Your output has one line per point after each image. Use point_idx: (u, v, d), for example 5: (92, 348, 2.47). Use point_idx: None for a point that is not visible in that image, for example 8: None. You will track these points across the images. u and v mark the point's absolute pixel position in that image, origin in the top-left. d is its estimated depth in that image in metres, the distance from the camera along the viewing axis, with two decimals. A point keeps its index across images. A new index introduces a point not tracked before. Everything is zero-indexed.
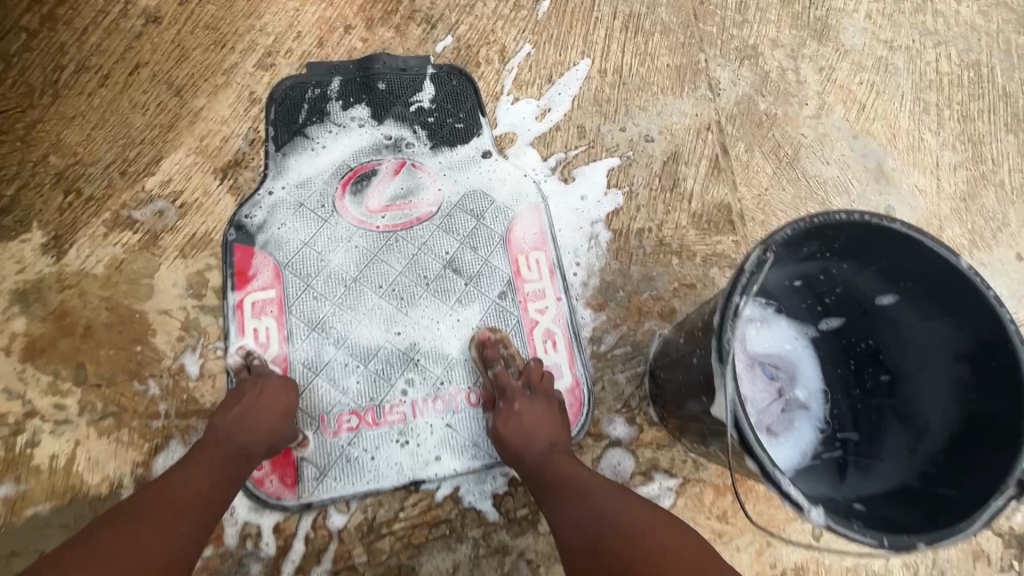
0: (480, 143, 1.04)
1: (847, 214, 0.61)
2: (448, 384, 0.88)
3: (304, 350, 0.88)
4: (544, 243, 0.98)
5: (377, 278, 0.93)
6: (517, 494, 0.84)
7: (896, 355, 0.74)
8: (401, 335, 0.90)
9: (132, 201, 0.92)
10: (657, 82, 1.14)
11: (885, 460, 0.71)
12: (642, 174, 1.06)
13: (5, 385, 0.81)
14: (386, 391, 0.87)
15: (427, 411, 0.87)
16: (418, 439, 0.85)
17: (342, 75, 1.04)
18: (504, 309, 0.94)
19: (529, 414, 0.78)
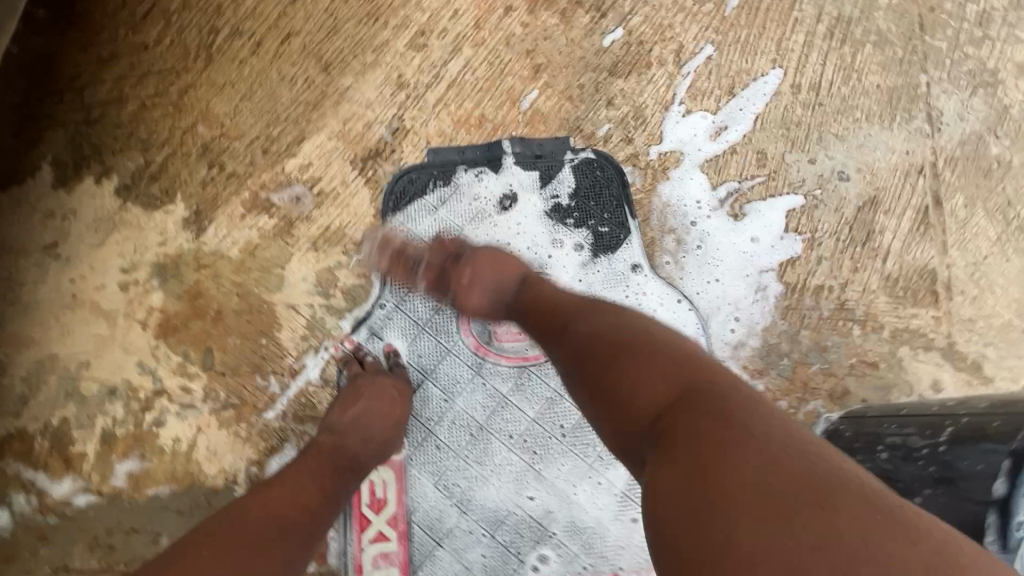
0: (629, 254, 0.87)
1: None
2: (575, 507, 0.77)
3: (421, 447, 0.78)
4: None
5: (508, 426, 0.79)
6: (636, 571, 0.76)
7: None
8: (532, 501, 0.77)
9: (272, 183, 0.88)
10: (861, 106, 0.95)
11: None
12: (829, 220, 0.89)
13: (138, 359, 0.81)
14: (515, 570, 0.75)
15: None
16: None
17: (468, 163, 0.90)
18: None
19: (482, 266, 0.73)
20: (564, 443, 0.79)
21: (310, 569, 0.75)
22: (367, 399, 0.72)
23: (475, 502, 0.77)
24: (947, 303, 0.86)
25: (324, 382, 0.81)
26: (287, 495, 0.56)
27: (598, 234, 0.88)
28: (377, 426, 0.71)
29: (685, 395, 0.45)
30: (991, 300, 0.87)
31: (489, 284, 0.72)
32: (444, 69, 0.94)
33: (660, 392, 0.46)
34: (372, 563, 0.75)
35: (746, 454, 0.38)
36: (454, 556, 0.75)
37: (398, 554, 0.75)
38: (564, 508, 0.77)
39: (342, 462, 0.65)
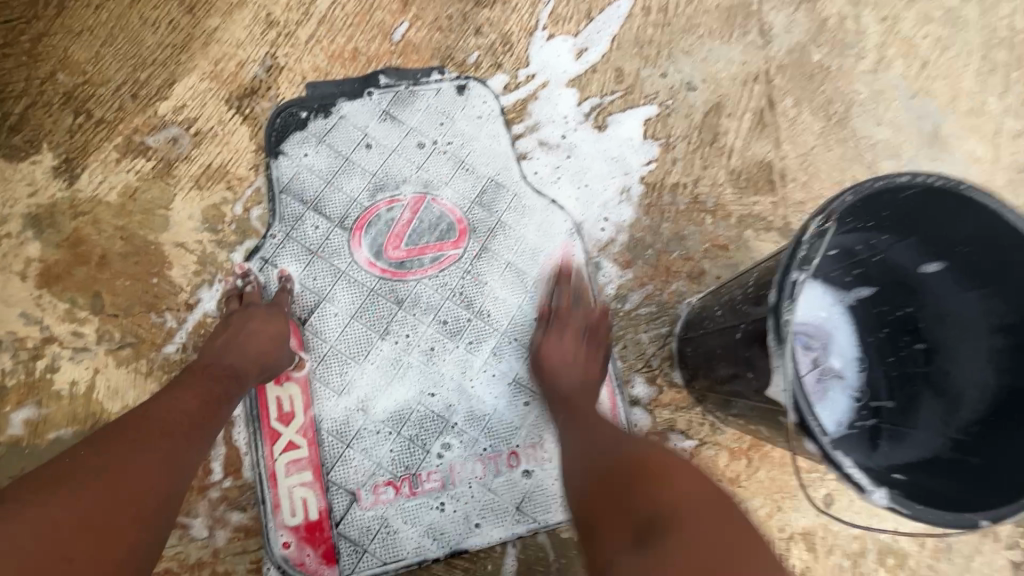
0: (507, 168, 0.94)
1: (912, 177, 0.59)
2: (472, 397, 0.85)
3: (324, 362, 0.83)
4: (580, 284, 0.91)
5: (406, 333, 0.86)
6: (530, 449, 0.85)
7: (931, 327, 0.73)
8: (435, 397, 0.84)
9: (145, 127, 0.88)
10: (704, 24, 1.05)
11: (913, 443, 0.71)
12: (681, 126, 1.00)
13: (22, 310, 0.80)
14: (422, 459, 0.82)
15: (464, 475, 0.83)
16: (459, 501, 0.82)
17: (347, 95, 0.93)
18: (527, 288, 0.90)
19: (557, 347, 0.82)
20: (459, 342, 0.86)
21: (227, 484, 0.79)
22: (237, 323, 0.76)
23: (378, 404, 0.83)
24: (783, 190, 1.00)
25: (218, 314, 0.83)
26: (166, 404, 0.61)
27: (477, 154, 0.94)
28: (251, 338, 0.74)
29: (652, 468, 0.58)
30: (818, 184, 1.01)
31: (568, 359, 0.81)
32: (313, 6, 0.96)
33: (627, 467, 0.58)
34: (283, 474, 0.79)
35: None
36: (363, 456, 0.81)
37: (309, 460, 0.80)
38: (463, 400, 0.85)
39: (218, 369, 0.69)
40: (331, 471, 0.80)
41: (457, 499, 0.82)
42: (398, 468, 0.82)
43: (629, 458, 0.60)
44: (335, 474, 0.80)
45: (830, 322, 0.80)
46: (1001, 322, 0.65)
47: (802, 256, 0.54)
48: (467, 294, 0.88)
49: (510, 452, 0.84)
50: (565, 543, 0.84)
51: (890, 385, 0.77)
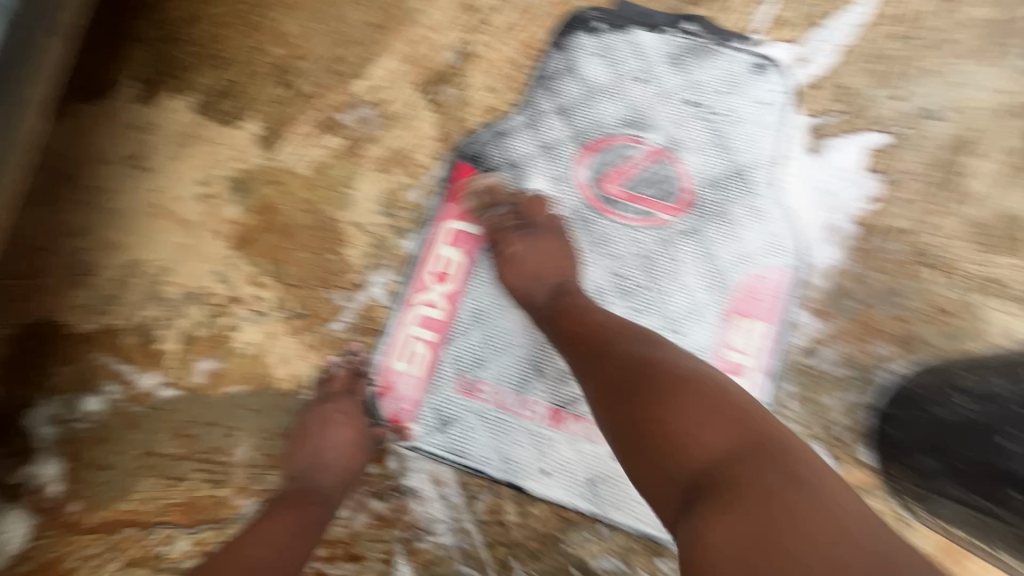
0: (753, 156, 0.86)
1: None
2: None
3: (492, 260, 0.84)
4: (771, 312, 0.81)
5: (578, 276, 0.83)
6: None
7: None
8: None
9: (339, 104, 0.89)
10: (960, 39, 0.87)
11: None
12: (911, 161, 0.84)
13: (215, 266, 0.85)
14: (528, 384, 0.81)
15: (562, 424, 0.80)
16: (541, 445, 0.80)
17: (648, 24, 0.89)
18: (719, 282, 0.83)
19: (530, 254, 0.79)
20: (621, 299, 0.83)
21: (371, 470, 0.79)
22: (319, 435, 0.77)
23: (509, 333, 0.83)
24: None
25: (438, 166, 0.87)
26: (254, 544, 0.67)
27: (739, 138, 0.86)
28: (337, 436, 0.77)
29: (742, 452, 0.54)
30: None
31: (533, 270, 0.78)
32: None
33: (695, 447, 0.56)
34: (395, 405, 0.81)
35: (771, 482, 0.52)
36: (484, 408, 0.81)
37: (441, 322, 0.83)
38: None
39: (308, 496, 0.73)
40: (444, 392, 0.82)
41: (542, 442, 0.80)
42: (504, 379, 0.81)
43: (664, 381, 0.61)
44: (477, 377, 0.81)
45: None
46: None
47: None
48: (652, 261, 0.83)
49: None
50: None
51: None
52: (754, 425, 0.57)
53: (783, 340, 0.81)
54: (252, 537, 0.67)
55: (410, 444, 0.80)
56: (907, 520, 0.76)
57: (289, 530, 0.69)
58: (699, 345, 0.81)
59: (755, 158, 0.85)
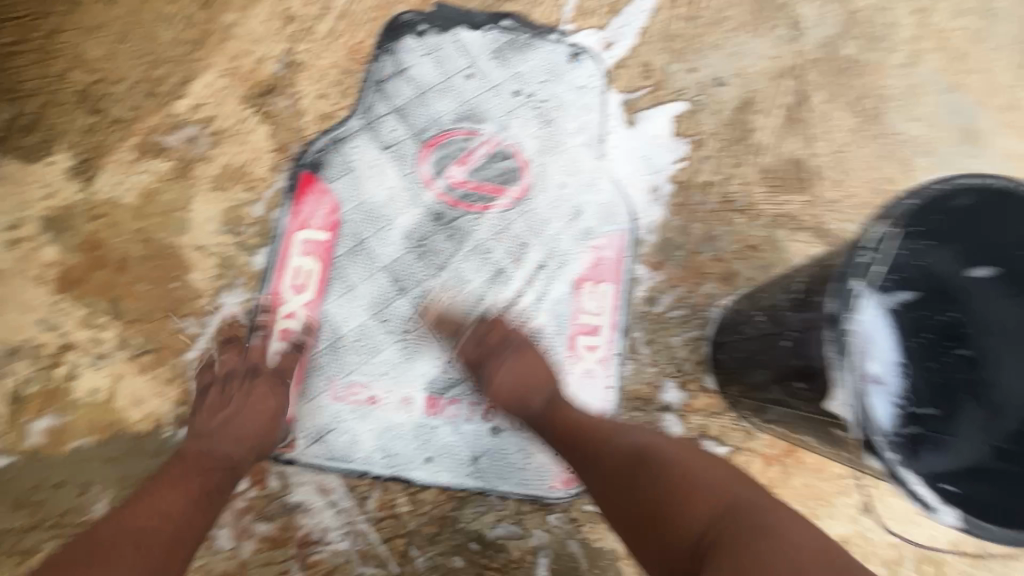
0: (580, 135, 0.94)
1: (955, 181, 0.61)
2: None
3: (349, 264, 0.85)
4: (615, 273, 0.90)
5: (437, 267, 0.87)
6: (540, 449, 0.83)
7: (979, 332, 0.74)
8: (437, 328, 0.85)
9: (162, 126, 0.85)
10: (733, 16, 1.02)
11: (953, 447, 0.71)
12: (710, 123, 0.97)
13: (40, 315, 0.78)
14: (401, 379, 0.83)
15: (441, 409, 0.83)
16: (423, 434, 0.82)
17: (468, 23, 0.94)
18: (566, 253, 0.90)
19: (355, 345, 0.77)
20: (480, 282, 0.87)
21: (252, 494, 0.77)
22: (235, 403, 0.73)
23: (376, 333, 0.84)
24: (814, 188, 0.97)
25: (279, 177, 0.86)
26: (144, 511, 0.59)
27: (566, 119, 0.94)
28: (255, 410, 0.73)
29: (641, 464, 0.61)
30: (850, 183, 0.98)
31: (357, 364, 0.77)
32: (332, 0, 0.92)
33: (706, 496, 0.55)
34: None
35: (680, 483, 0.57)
36: (361, 409, 0.81)
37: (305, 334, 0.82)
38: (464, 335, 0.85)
39: (210, 463, 0.67)
40: (317, 402, 0.81)
41: (424, 431, 0.82)
42: (378, 378, 0.82)
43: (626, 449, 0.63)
44: (350, 381, 0.82)
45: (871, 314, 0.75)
46: None
47: (863, 264, 0.52)
48: (505, 243, 0.89)
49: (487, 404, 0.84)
50: (599, 553, 0.81)
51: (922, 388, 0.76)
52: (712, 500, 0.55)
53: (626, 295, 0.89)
54: (148, 500, 0.61)
55: (288, 458, 0.79)
56: (752, 431, 0.87)
57: (192, 499, 0.63)
58: (555, 313, 0.88)
59: (582, 137, 0.94)
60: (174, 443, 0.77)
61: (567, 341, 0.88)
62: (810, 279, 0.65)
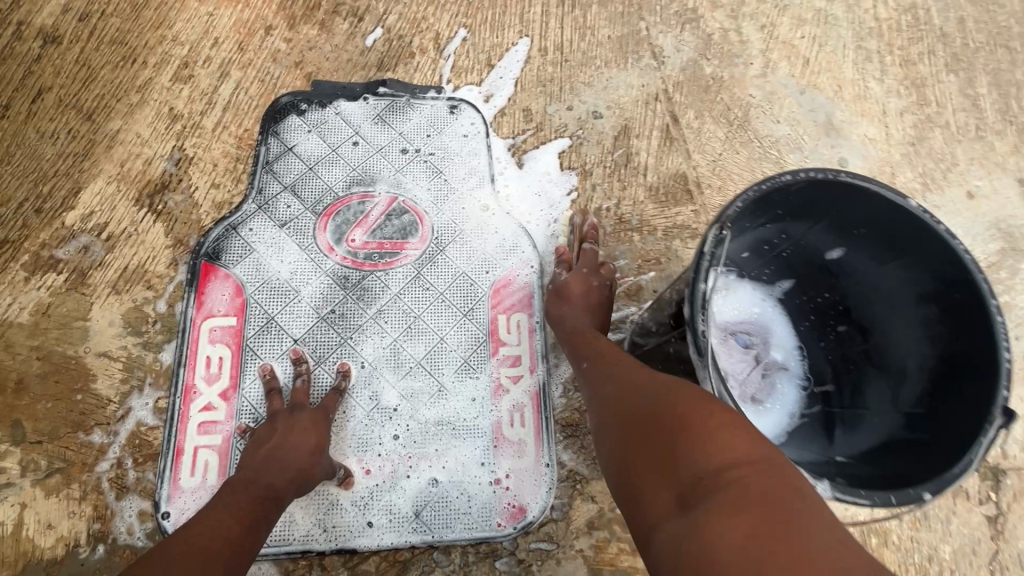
0: (472, 181, 0.98)
1: (793, 175, 0.63)
2: (390, 394, 0.85)
3: (260, 343, 0.84)
4: (528, 304, 0.92)
5: (350, 329, 0.87)
6: (480, 492, 0.82)
7: (861, 306, 0.78)
8: (358, 391, 0.84)
9: (53, 240, 0.85)
10: (599, 55, 1.11)
11: (870, 423, 0.72)
12: (594, 153, 1.03)
13: None
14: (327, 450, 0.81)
15: (372, 473, 0.81)
16: (356, 502, 0.80)
17: (348, 96, 1.00)
18: (475, 294, 0.92)
19: (292, 432, 0.75)
20: (396, 336, 0.88)
21: None
22: (278, 436, 0.74)
23: None
24: (701, 197, 1.04)
25: (179, 270, 0.86)
26: (202, 532, 0.60)
27: (455, 168, 0.99)
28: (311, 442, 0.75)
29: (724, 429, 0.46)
30: (732, 187, 1.06)
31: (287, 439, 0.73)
32: (216, 95, 0.96)
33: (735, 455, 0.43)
34: None
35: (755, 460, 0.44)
36: None
37: (221, 425, 0.80)
38: (387, 393, 0.85)
39: (258, 490, 0.67)
40: None
41: (357, 500, 0.80)
42: None
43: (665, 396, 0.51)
44: None
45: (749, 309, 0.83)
46: (921, 296, 0.70)
47: (706, 266, 0.57)
48: (414, 294, 0.90)
49: (418, 457, 0.82)
50: None
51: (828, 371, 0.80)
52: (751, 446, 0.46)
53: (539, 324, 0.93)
54: (198, 527, 0.60)
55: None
56: None
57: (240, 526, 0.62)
58: (476, 353, 0.88)
59: (474, 182, 0.98)
60: (93, 564, 0.73)
61: (492, 381, 0.87)
62: (685, 283, 0.71)
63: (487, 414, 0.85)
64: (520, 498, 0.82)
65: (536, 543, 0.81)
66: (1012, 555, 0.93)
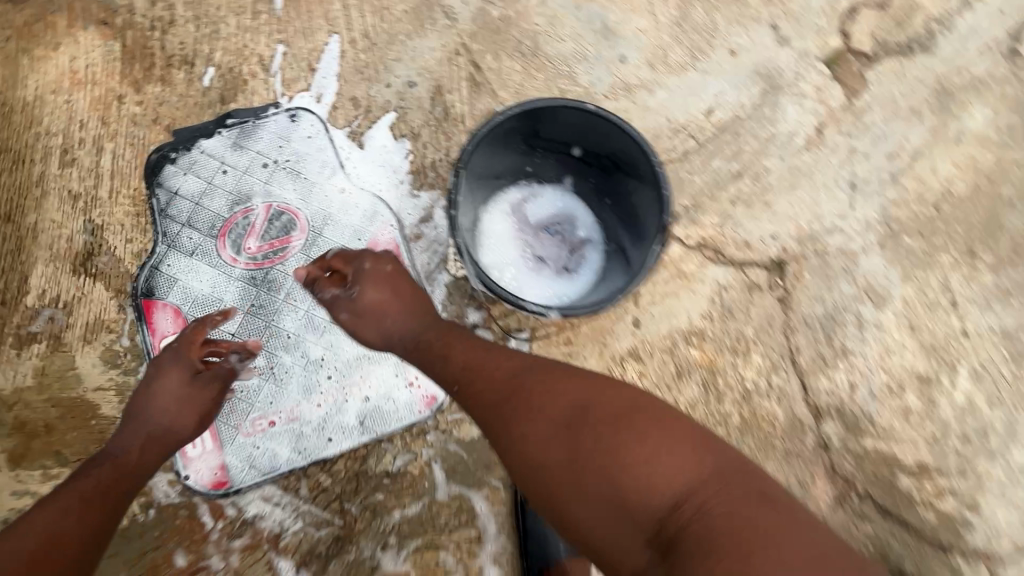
0: (328, 171, 1.22)
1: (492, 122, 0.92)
2: (315, 350, 1.14)
3: None
4: (398, 254, 1.19)
5: (271, 313, 1.14)
6: (401, 395, 1.13)
7: (611, 164, 1.04)
8: (292, 354, 1.13)
9: (24, 319, 1.10)
10: (401, 30, 1.30)
11: (641, 243, 1.01)
12: (418, 117, 1.26)
13: (11, 489, 1.05)
14: (284, 400, 1.12)
15: (320, 406, 1.12)
16: (316, 428, 1.11)
17: (205, 134, 1.21)
18: None
19: (162, 392, 0.96)
20: (306, 307, 1.15)
21: (221, 524, 1.06)
22: (152, 396, 0.96)
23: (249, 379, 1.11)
24: None
25: (127, 312, 1.12)
26: (84, 484, 0.83)
27: (311, 166, 1.22)
28: (178, 390, 0.97)
29: (630, 420, 0.67)
30: None
31: (167, 403, 0.96)
32: (100, 168, 1.18)
33: (679, 487, 0.62)
34: (209, 482, 1.07)
35: (665, 482, 0.63)
36: (266, 434, 1.10)
37: None
38: (313, 349, 1.14)
39: (127, 456, 0.90)
40: (233, 447, 1.09)
41: (316, 426, 1.11)
42: (267, 408, 1.11)
43: (597, 415, 0.68)
44: (250, 420, 1.10)
45: (550, 207, 1.12)
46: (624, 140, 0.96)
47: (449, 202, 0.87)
48: None
49: (351, 385, 1.13)
50: (470, 441, 1.13)
51: (617, 216, 1.08)
52: (681, 471, 0.63)
53: (412, 266, 1.20)
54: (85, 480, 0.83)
55: (235, 489, 1.08)
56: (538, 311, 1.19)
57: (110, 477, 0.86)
58: None
59: (330, 171, 1.22)
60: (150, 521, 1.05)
61: None
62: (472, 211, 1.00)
63: None
64: (429, 389, 1.13)
65: (451, 414, 1.14)
66: (800, 319, 1.25)
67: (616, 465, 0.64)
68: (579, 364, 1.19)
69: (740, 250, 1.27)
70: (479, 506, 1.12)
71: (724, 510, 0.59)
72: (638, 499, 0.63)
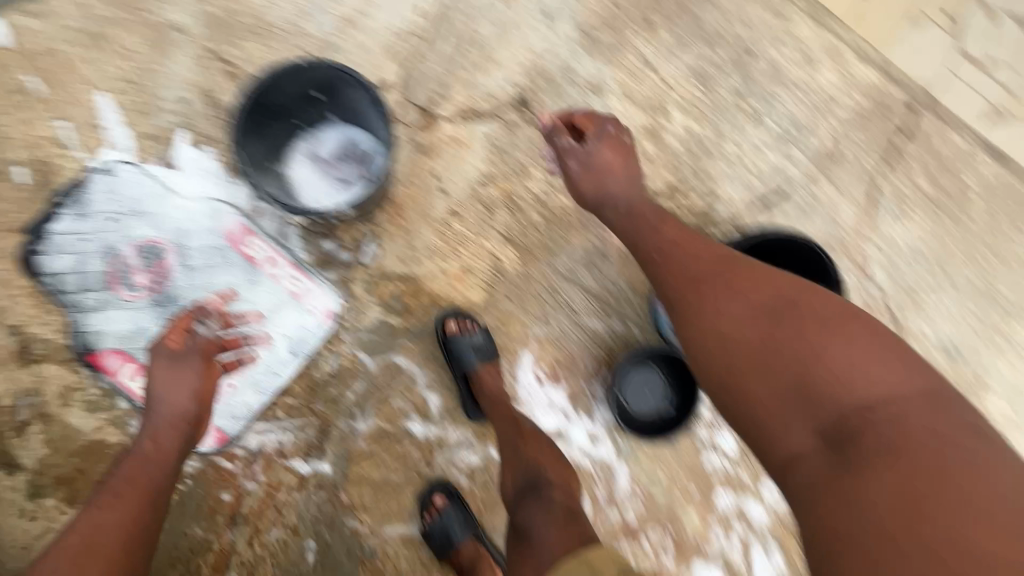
0: (161, 198, 1.49)
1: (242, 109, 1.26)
2: (232, 323, 1.50)
3: None
4: (249, 230, 1.51)
5: None
6: (308, 321, 1.52)
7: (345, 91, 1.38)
8: None
9: (13, 413, 1.42)
10: (148, 60, 1.51)
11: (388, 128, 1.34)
12: (203, 123, 1.52)
13: (84, 515, 1.44)
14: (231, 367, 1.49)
15: (258, 357, 1.50)
16: (264, 372, 1.51)
17: (49, 219, 1.45)
18: (222, 249, 1.51)
19: (152, 450, 1.21)
20: (207, 300, 1.50)
21: (238, 460, 1.49)
22: (145, 445, 1.21)
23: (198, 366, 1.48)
24: None
25: (82, 370, 1.45)
26: (98, 520, 1.08)
27: (146, 201, 1.49)
28: (171, 441, 1.23)
29: (846, 320, 0.94)
30: None
31: (154, 461, 1.20)
32: None
33: (880, 387, 0.85)
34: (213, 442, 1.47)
35: (844, 385, 0.87)
36: (233, 393, 1.49)
37: None
38: (230, 325, 1.50)
39: (141, 476, 1.17)
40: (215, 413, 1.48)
41: (263, 371, 1.51)
42: (223, 378, 1.49)
43: (799, 300, 0.98)
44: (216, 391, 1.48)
45: (333, 142, 1.47)
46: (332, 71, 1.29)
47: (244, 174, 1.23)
48: (194, 276, 1.50)
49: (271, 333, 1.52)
50: (372, 324, 1.56)
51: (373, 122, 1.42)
52: (848, 364, 0.88)
53: (266, 234, 1.52)
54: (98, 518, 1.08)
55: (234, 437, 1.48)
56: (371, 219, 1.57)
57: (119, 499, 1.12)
58: (249, 273, 1.52)
59: (163, 198, 1.49)
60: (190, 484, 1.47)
61: (269, 277, 1.52)
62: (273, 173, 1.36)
63: (280, 291, 1.52)
64: (325, 307, 1.53)
65: (349, 315, 1.55)
66: None
67: (815, 357, 0.90)
68: (419, 238, 1.60)
69: (490, 104, 1.65)
70: (400, 359, 1.56)
71: (835, 394, 0.87)
72: (829, 395, 0.87)
